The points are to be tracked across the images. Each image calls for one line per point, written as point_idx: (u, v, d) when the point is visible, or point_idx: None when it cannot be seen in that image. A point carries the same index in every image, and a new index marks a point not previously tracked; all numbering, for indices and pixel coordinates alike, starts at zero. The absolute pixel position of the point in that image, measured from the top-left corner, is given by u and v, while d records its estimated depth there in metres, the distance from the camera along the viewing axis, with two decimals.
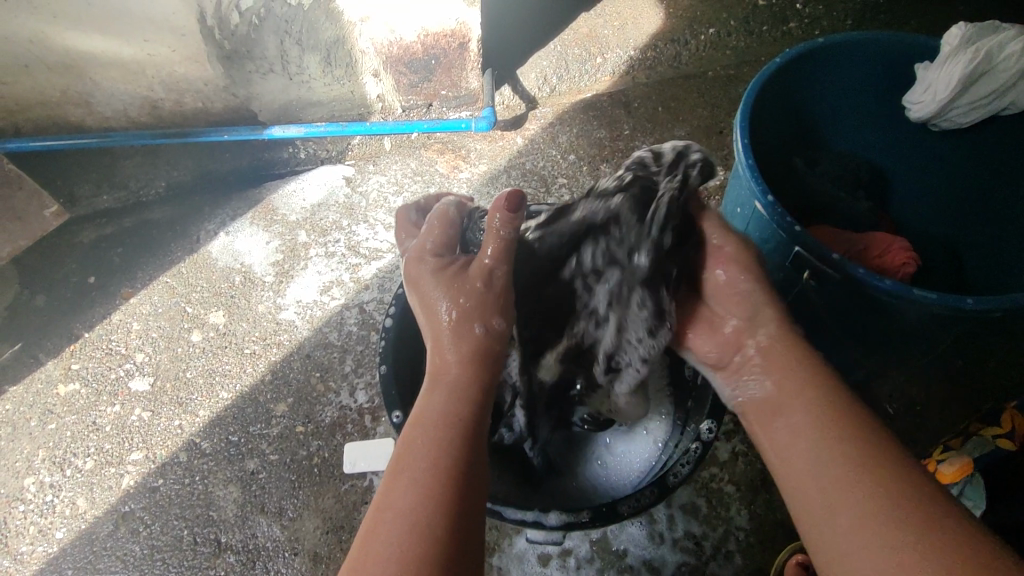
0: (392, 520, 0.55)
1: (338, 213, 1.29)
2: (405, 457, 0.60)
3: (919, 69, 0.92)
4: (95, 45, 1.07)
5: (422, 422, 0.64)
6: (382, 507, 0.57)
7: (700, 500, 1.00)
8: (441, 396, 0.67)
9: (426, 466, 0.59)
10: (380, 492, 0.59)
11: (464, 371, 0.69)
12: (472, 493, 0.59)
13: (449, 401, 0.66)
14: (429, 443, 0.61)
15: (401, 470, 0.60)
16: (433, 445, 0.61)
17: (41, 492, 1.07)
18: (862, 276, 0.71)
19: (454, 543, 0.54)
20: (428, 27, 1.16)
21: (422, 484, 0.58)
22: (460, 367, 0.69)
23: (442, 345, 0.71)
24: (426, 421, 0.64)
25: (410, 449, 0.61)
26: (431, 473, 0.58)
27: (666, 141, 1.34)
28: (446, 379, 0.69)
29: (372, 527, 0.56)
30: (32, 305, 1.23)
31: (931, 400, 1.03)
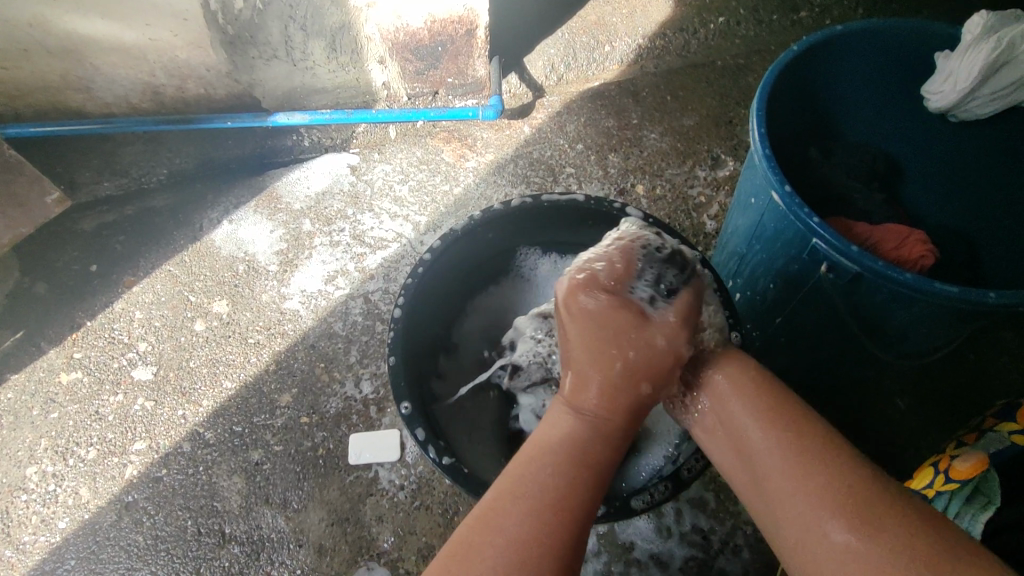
0: (517, 511, 0.52)
1: (343, 202, 1.28)
2: (522, 474, 0.55)
3: (939, 58, 0.91)
4: (95, 30, 1.05)
5: (543, 449, 0.57)
6: (511, 496, 0.53)
7: (707, 495, 0.98)
8: (568, 395, 0.62)
9: (559, 470, 0.55)
10: (505, 473, 0.56)
11: (607, 376, 0.63)
12: (583, 528, 0.53)
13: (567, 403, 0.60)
14: (563, 444, 0.57)
15: (534, 463, 0.55)
16: (567, 447, 0.57)
17: (44, 482, 1.06)
18: (881, 269, 0.70)
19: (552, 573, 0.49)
20: (435, 13, 1.13)
21: (553, 486, 0.54)
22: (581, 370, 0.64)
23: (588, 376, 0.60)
24: (569, 421, 0.59)
25: (526, 468, 0.55)
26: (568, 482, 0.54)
27: (676, 130, 1.32)
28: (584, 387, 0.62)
29: (469, 544, 0.51)
30: (34, 293, 1.22)
31: (942, 395, 1.02)
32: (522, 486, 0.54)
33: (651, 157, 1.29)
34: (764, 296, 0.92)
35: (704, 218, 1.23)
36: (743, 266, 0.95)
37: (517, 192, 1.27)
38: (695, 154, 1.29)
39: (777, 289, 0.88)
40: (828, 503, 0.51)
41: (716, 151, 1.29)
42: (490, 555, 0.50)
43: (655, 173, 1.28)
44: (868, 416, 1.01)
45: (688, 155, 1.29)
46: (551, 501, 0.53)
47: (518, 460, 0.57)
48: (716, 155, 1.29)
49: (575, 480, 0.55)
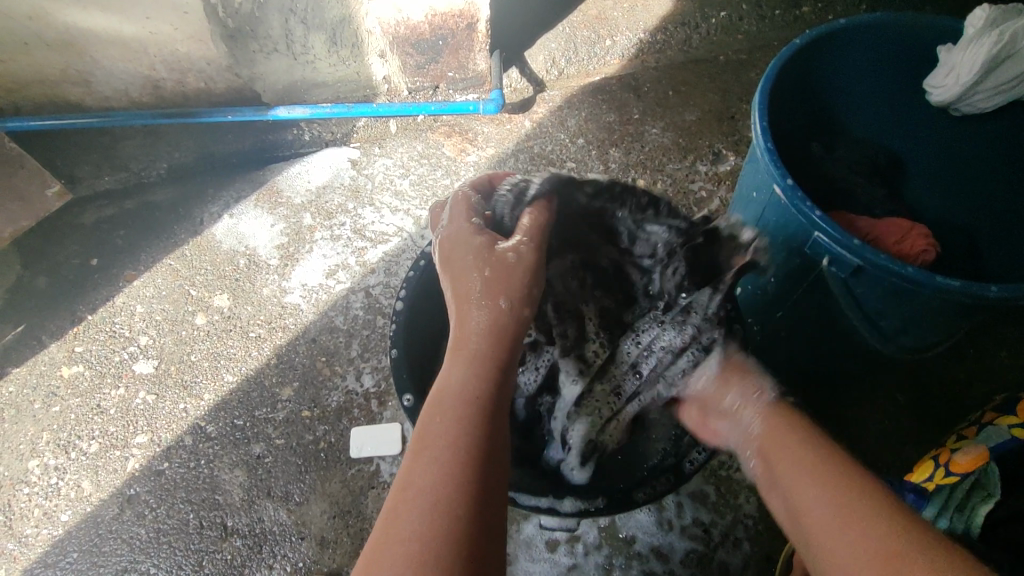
0: (411, 503, 0.54)
1: (343, 196, 1.28)
2: (428, 431, 0.59)
3: (942, 51, 0.91)
4: (94, 23, 1.05)
5: (441, 399, 0.61)
6: (403, 488, 0.55)
7: (708, 488, 0.99)
8: (462, 366, 0.64)
9: (451, 448, 0.57)
10: (402, 470, 0.57)
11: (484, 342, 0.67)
12: (486, 497, 0.56)
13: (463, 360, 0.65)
14: (448, 423, 0.59)
15: (423, 450, 0.58)
16: (454, 424, 0.59)
17: (46, 475, 1.07)
18: (883, 263, 0.70)
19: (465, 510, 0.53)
20: (436, 7, 1.13)
21: (444, 467, 0.56)
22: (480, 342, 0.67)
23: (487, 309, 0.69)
24: (447, 401, 0.61)
25: (431, 424, 0.59)
26: (458, 461, 0.56)
27: (677, 125, 1.32)
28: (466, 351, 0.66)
29: (393, 510, 0.54)
30: (34, 287, 1.22)
31: (942, 389, 1.02)
32: (428, 434, 0.59)
33: (652, 151, 1.29)
34: (764, 290, 0.92)
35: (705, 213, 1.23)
36: None
37: None
38: (696, 149, 1.29)
39: (778, 284, 0.88)
40: (864, 537, 0.52)
41: (718, 146, 1.29)
42: (408, 515, 0.53)
43: (656, 168, 1.27)
44: (868, 410, 1.02)
45: (689, 149, 1.29)
46: (446, 488, 0.54)
47: (424, 417, 0.61)
48: (717, 150, 1.29)
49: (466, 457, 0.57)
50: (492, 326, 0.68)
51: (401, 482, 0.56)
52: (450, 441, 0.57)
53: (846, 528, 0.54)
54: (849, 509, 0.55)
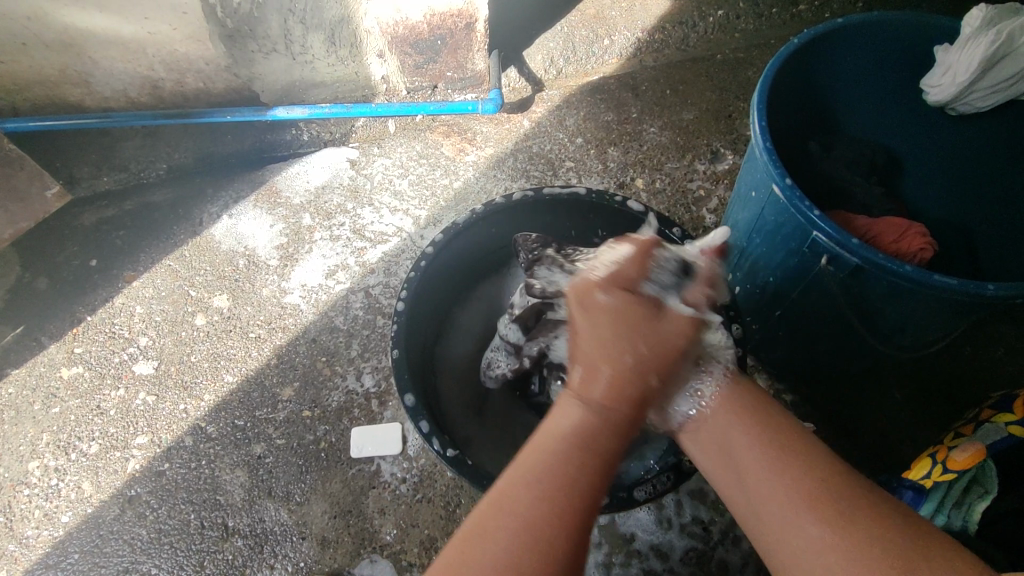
0: (510, 529, 0.48)
1: (342, 196, 1.28)
2: (541, 455, 0.51)
3: (938, 52, 0.91)
4: (93, 23, 1.04)
5: (558, 440, 0.52)
6: (500, 508, 0.49)
7: (707, 486, 0.99)
8: (578, 409, 0.54)
9: (575, 491, 0.50)
10: (497, 484, 0.51)
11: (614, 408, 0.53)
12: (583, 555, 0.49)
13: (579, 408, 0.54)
14: (565, 465, 0.51)
15: (533, 480, 0.50)
16: (575, 467, 0.51)
17: (47, 476, 1.07)
18: (881, 262, 0.71)
19: (571, 555, 0.47)
20: (435, 7, 1.13)
21: (561, 511, 0.49)
22: (609, 406, 0.53)
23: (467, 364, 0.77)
24: (570, 444, 0.52)
25: (540, 455, 0.51)
26: (575, 507, 0.49)
27: (675, 124, 1.32)
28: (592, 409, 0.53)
29: (477, 529, 0.48)
30: (34, 288, 1.22)
31: (941, 387, 1.03)
32: (554, 449, 0.52)
33: (651, 151, 1.29)
34: (763, 288, 0.93)
35: (704, 212, 1.23)
36: (743, 259, 0.96)
37: (517, 186, 1.27)
38: (694, 148, 1.29)
39: (777, 282, 0.89)
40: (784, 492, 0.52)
41: (716, 145, 1.29)
42: (502, 539, 0.47)
43: (655, 167, 1.28)
44: (866, 409, 1.02)
45: (687, 149, 1.29)
46: (558, 534, 0.48)
47: (529, 448, 0.52)
48: (715, 149, 1.29)
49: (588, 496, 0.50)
50: (663, 352, 0.57)
51: (488, 502, 0.50)
52: (582, 455, 0.51)
53: (792, 483, 0.52)
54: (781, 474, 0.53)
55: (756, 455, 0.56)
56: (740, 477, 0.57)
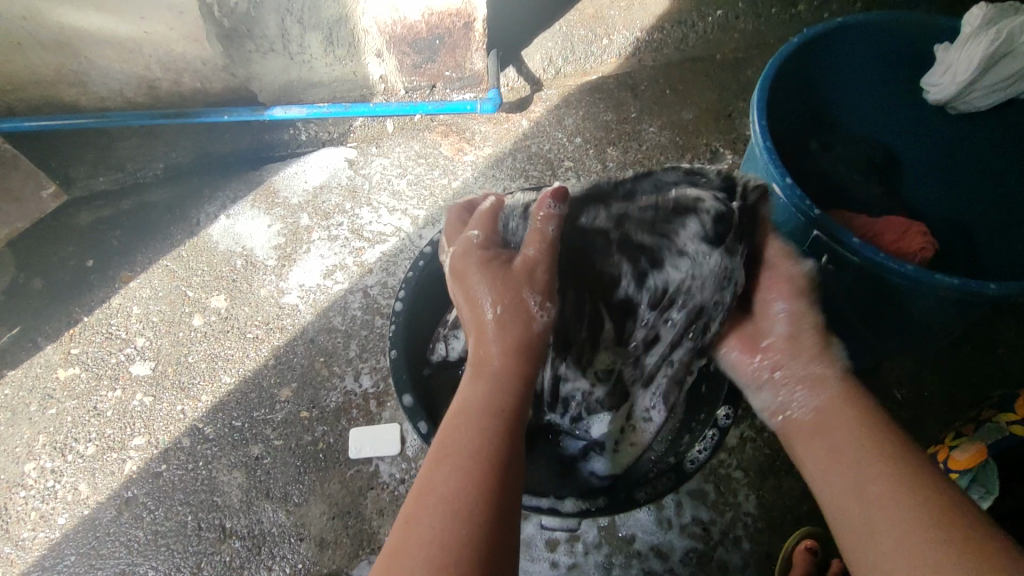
0: (432, 510, 0.51)
1: (341, 196, 1.27)
2: (453, 434, 0.58)
3: (939, 51, 0.91)
4: (89, 22, 1.04)
5: (464, 412, 0.59)
6: (424, 492, 0.53)
7: (708, 487, 0.99)
8: (483, 387, 0.62)
9: (476, 455, 0.55)
10: (422, 473, 0.56)
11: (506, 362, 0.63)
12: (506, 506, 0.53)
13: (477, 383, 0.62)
14: (469, 436, 0.57)
15: (445, 456, 0.55)
16: (477, 432, 0.57)
17: (43, 478, 1.06)
18: (882, 261, 0.71)
19: (487, 500, 0.52)
20: (433, 6, 1.13)
21: (466, 473, 0.54)
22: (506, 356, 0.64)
23: (485, 367, 0.63)
24: (471, 411, 0.59)
25: (454, 433, 0.57)
26: (480, 466, 0.54)
27: (674, 124, 1.32)
28: (487, 372, 0.63)
29: (411, 514, 0.52)
30: (30, 289, 1.21)
31: (941, 386, 1.03)
32: (457, 429, 0.58)
33: (650, 151, 1.29)
34: None
35: None
36: None
37: (516, 185, 1.26)
38: (693, 148, 1.29)
39: None
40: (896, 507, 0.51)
41: (714, 145, 1.29)
42: (431, 518, 0.51)
43: (654, 167, 1.28)
44: None
45: (686, 148, 1.29)
46: (472, 495, 0.52)
47: (441, 433, 0.58)
48: (714, 148, 1.29)
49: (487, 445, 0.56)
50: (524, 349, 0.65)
51: (416, 493, 0.54)
52: (489, 416, 0.59)
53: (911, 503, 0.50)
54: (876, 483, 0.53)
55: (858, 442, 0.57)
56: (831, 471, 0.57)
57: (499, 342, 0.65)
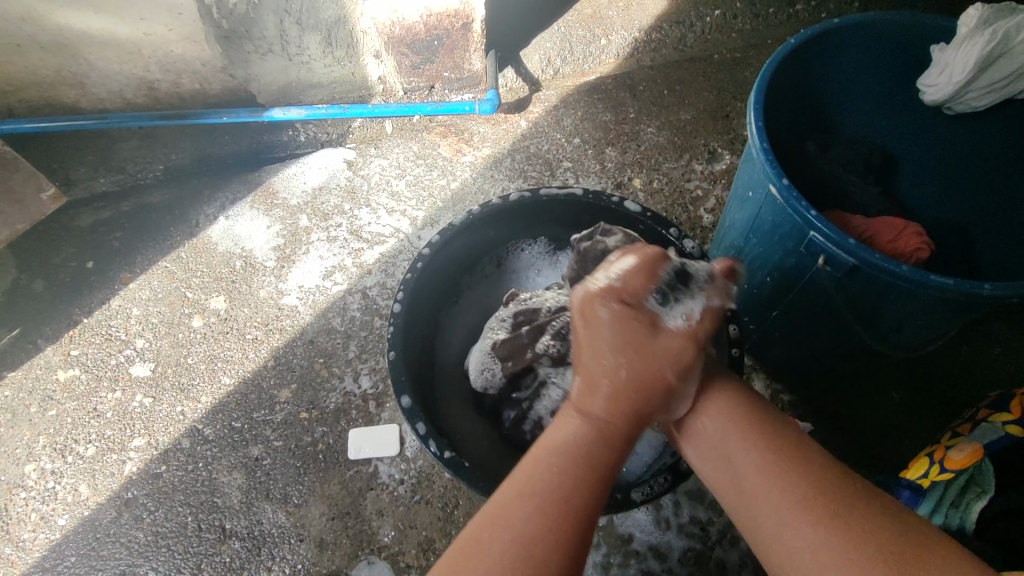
0: (501, 538, 0.48)
1: (340, 197, 1.27)
2: (558, 451, 0.54)
3: (934, 51, 0.91)
4: (89, 24, 1.04)
5: (553, 454, 0.53)
6: (497, 514, 0.50)
7: (706, 487, 0.99)
8: (579, 429, 0.54)
9: (562, 502, 0.50)
10: (497, 494, 0.51)
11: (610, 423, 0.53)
12: (579, 566, 0.48)
13: (578, 425, 0.54)
14: (559, 479, 0.51)
15: (528, 490, 0.50)
16: (566, 478, 0.51)
17: (43, 479, 1.06)
18: (877, 261, 0.71)
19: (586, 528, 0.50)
20: (431, 7, 1.13)
21: (547, 516, 0.49)
22: (608, 419, 0.53)
23: (597, 382, 0.54)
24: (566, 457, 0.52)
25: (540, 468, 0.52)
26: (564, 518, 0.49)
27: (672, 124, 1.32)
28: (591, 420, 0.53)
29: (481, 532, 0.49)
30: (30, 290, 1.21)
31: (939, 386, 1.03)
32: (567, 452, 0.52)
33: (648, 151, 1.29)
34: (761, 288, 0.92)
35: (701, 212, 1.23)
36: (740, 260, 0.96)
37: (514, 186, 1.27)
38: (691, 148, 1.29)
39: (774, 283, 0.89)
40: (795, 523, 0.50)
41: (713, 145, 1.29)
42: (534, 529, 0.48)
43: (652, 167, 1.28)
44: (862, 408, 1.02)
45: (684, 149, 1.29)
46: (545, 542, 0.48)
47: (524, 460, 0.53)
48: (712, 149, 1.29)
49: (576, 496, 0.50)
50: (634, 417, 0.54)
51: (491, 512, 0.50)
52: (583, 468, 0.52)
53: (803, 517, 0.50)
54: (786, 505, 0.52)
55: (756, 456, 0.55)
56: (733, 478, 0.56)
57: (629, 362, 0.54)
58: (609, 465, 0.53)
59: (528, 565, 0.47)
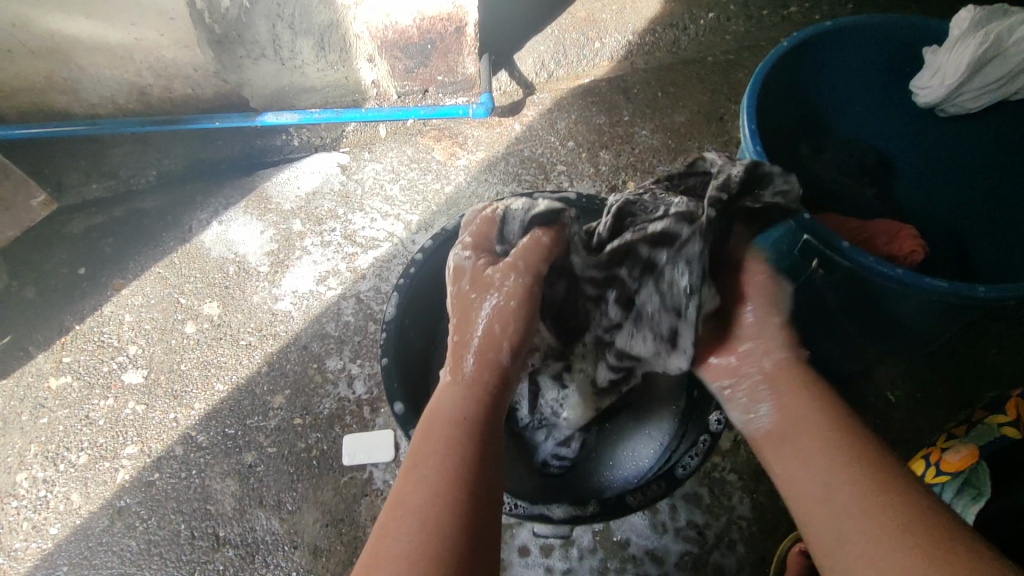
0: (414, 490, 0.55)
1: (333, 201, 1.27)
2: (419, 454, 0.58)
3: (927, 53, 0.92)
4: (79, 29, 1.03)
5: (433, 428, 0.61)
6: (409, 471, 0.57)
7: (702, 490, 0.99)
8: (455, 394, 0.64)
9: (442, 465, 0.56)
10: (407, 457, 0.59)
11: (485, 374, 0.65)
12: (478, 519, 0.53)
13: (454, 389, 0.65)
14: (441, 452, 0.58)
15: (416, 466, 0.57)
16: (443, 450, 0.58)
17: (35, 488, 1.05)
18: (871, 264, 0.71)
19: (474, 524, 0.53)
20: (424, 10, 1.13)
21: (432, 484, 0.55)
22: (472, 388, 0.64)
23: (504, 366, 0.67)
24: (437, 430, 0.60)
25: (424, 448, 0.59)
26: (448, 478, 0.55)
27: (666, 127, 1.32)
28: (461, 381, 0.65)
29: (397, 497, 0.55)
30: (21, 298, 1.21)
31: (935, 389, 1.03)
32: (418, 465, 0.57)
33: (643, 154, 1.29)
34: None
35: None
36: None
37: (510, 190, 1.26)
38: (685, 150, 1.29)
39: None
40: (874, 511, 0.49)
41: (707, 148, 1.29)
42: (407, 527, 0.52)
43: (646, 170, 1.28)
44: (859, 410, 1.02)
45: (679, 151, 1.29)
46: (438, 499, 0.54)
47: (417, 439, 0.60)
48: (706, 151, 1.29)
49: (454, 468, 0.56)
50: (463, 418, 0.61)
51: (401, 479, 0.57)
52: (459, 435, 0.59)
53: (880, 515, 0.49)
54: (840, 486, 0.52)
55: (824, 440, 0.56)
56: (799, 451, 0.57)
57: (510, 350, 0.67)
58: (481, 417, 0.62)
59: (435, 518, 0.52)
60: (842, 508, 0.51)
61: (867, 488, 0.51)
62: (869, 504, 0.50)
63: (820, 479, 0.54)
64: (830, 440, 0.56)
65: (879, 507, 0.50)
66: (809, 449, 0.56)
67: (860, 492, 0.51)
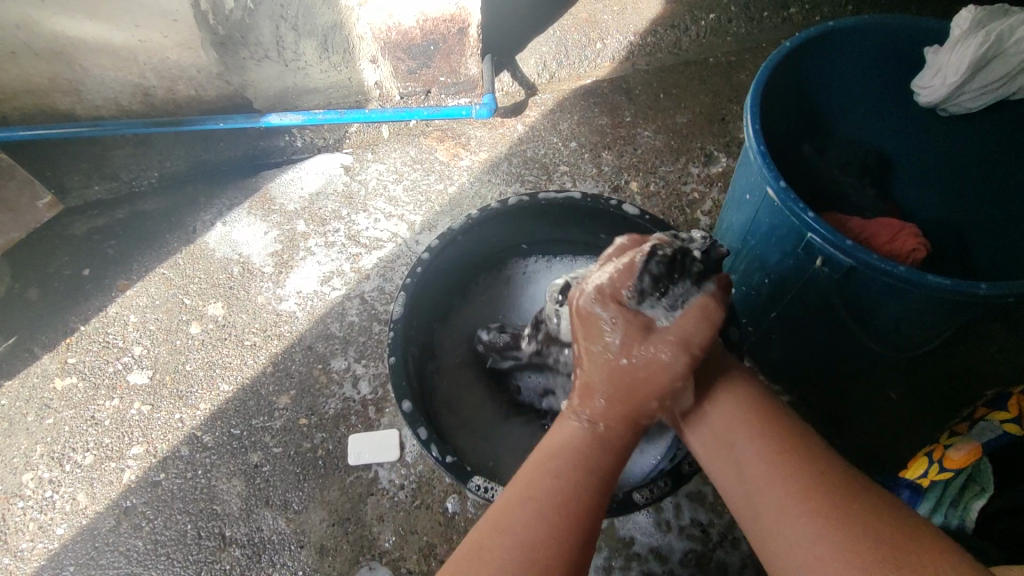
0: (513, 522, 0.54)
1: (337, 202, 1.27)
2: (528, 487, 0.56)
3: (928, 53, 0.92)
4: (83, 30, 1.04)
5: (550, 454, 0.59)
6: (512, 505, 0.55)
7: (706, 488, 0.99)
8: (573, 430, 0.60)
9: (556, 499, 0.55)
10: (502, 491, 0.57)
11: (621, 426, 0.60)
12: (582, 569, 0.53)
13: (577, 425, 0.60)
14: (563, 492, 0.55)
15: (532, 493, 0.55)
16: (568, 487, 0.56)
17: (41, 488, 1.06)
18: (874, 261, 0.71)
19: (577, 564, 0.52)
20: (427, 11, 1.13)
21: (552, 521, 0.53)
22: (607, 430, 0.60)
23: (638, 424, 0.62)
24: (560, 464, 0.58)
25: (530, 476, 0.57)
26: (571, 521, 0.54)
27: (668, 127, 1.33)
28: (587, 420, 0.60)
29: (495, 522, 0.54)
30: (25, 299, 1.21)
31: (937, 386, 1.03)
32: (530, 493, 0.55)
33: (645, 154, 1.30)
34: (760, 290, 0.93)
35: (698, 214, 1.24)
36: (739, 262, 0.96)
37: (513, 191, 1.27)
38: (687, 151, 1.30)
39: (772, 285, 0.90)
40: (803, 533, 0.52)
41: (709, 148, 1.30)
42: (505, 556, 0.52)
43: (649, 170, 1.28)
44: (862, 407, 1.03)
45: (681, 152, 1.30)
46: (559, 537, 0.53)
47: (525, 468, 0.58)
48: (709, 152, 1.29)
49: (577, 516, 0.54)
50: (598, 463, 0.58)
51: (490, 514, 0.55)
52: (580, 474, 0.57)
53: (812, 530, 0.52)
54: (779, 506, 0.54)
55: (756, 452, 0.58)
56: (741, 477, 0.59)
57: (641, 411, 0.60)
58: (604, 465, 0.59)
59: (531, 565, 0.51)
60: (782, 530, 0.53)
61: (800, 497, 0.53)
62: (801, 525, 0.52)
63: (755, 500, 0.56)
64: (766, 452, 0.58)
65: (808, 518, 0.52)
66: (738, 473, 0.59)
67: (792, 513, 0.53)
